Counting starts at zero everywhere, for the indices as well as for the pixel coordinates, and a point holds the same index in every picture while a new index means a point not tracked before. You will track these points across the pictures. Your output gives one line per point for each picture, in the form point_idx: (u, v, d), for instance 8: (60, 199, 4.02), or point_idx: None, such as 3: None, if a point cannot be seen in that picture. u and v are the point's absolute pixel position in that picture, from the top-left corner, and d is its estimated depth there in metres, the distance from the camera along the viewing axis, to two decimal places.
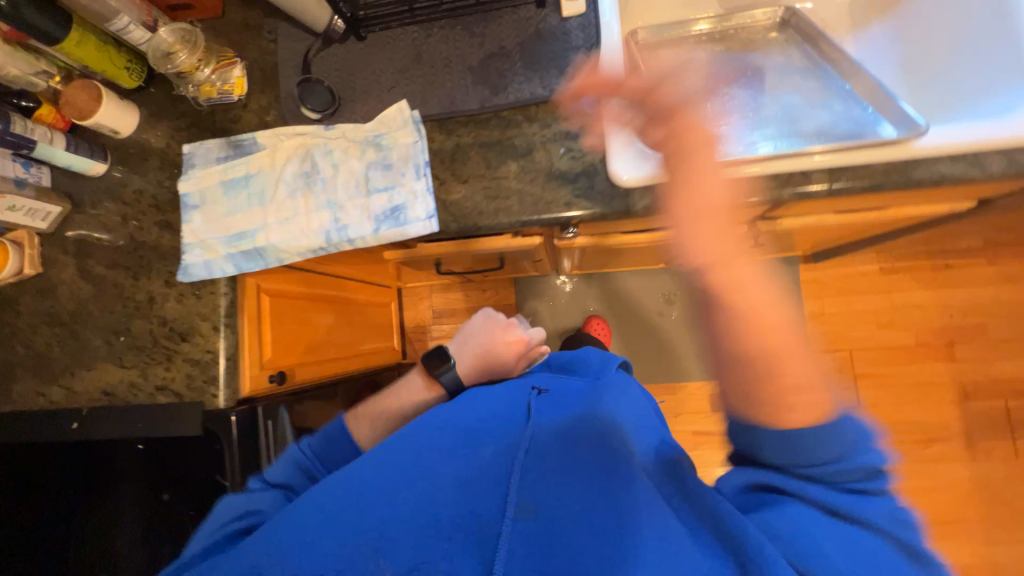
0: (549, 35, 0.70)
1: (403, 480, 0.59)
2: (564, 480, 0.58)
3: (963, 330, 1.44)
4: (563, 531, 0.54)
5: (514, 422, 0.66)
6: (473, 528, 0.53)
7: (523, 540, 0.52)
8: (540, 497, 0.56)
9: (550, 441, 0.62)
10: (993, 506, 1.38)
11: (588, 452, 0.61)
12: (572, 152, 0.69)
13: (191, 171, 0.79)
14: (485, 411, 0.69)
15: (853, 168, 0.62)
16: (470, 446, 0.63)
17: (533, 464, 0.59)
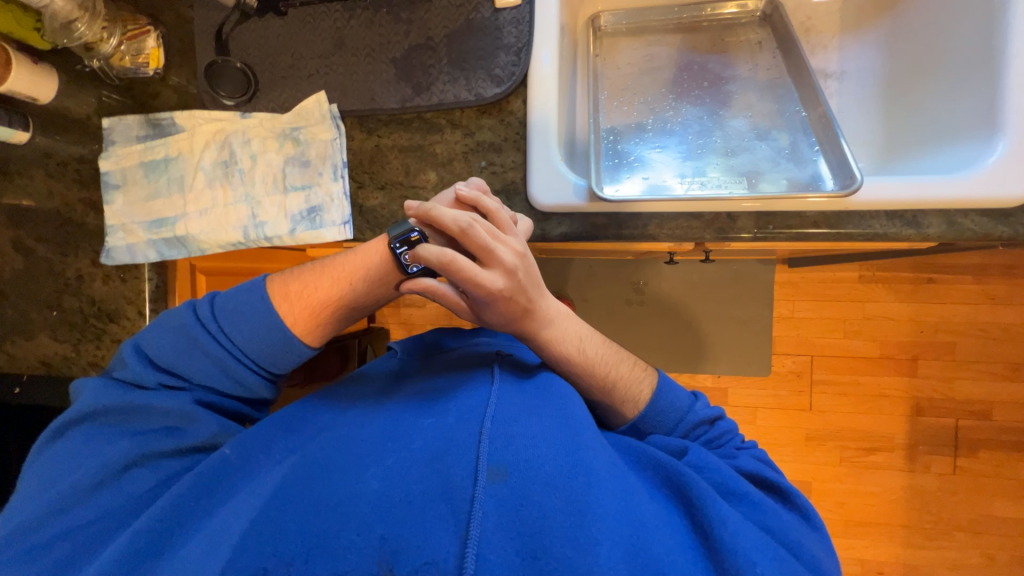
0: (479, 29, 0.63)
1: (357, 453, 0.53)
2: (529, 441, 0.51)
3: (931, 347, 1.41)
4: (532, 497, 0.48)
5: (475, 384, 0.59)
6: (440, 495, 0.48)
7: (493, 508, 0.46)
8: (508, 456, 0.50)
9: (514, 406, 0.55)
10: (920, 514, 1.44)
11: (554, 422, 0.54)
12: (494, 167, 0.64)
13: (111, 149, 0.76)
14: (442, 374, 0.62)
15: (782, 216, 0.58)
16: (429, 414, 0.56)
17: (498, 428, 0.52)
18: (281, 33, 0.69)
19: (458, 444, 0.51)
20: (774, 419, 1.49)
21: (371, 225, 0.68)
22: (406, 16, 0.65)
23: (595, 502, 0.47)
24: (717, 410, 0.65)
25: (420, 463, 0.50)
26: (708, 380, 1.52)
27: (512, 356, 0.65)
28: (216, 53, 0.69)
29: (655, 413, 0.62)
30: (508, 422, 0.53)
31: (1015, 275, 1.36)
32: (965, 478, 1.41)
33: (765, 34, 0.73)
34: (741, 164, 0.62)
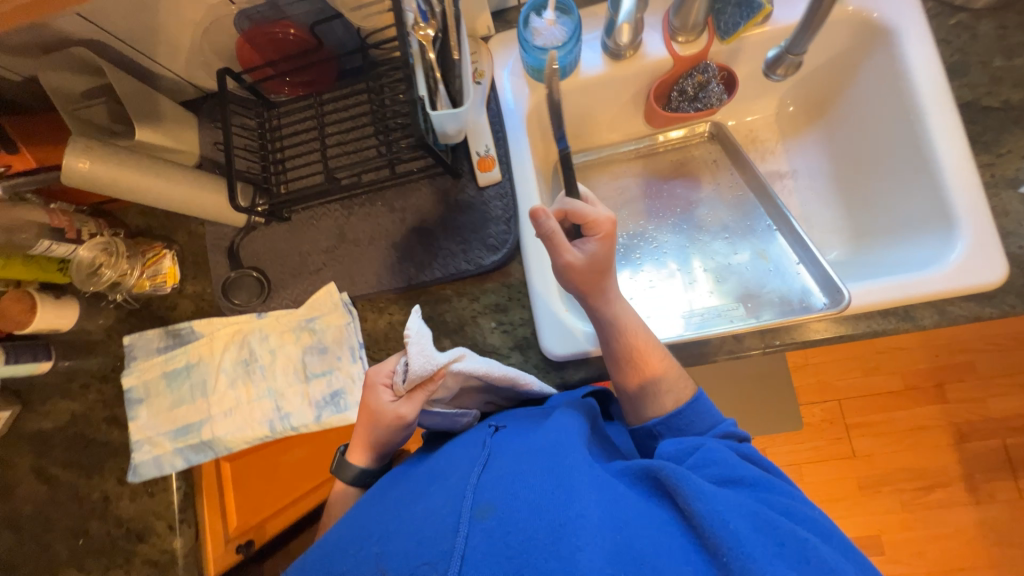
0: (468, 207, 0.70)
1: (354, 526, 0.47)
2: (519, 469, 0.43)
3: (950, 370, 1.40)
4: (525, 527, 0.38)
5: (473, 443, 0.52)
6: (423, 536, 0.40)
7: (483, 545, 0.38)
8: (498, 492, 0.41)
9: (509, 448, 0.47)
10: (1003, 550, 1.35)
11: (551, 446, 0.45)
12: (503, 325, 0.68)
13: (133, 364, 0.78)
14: (454, 441, 0.56)
15: (784, 329, 0.61)
16: (432, 480, 0.48)
17: (488, 473, 0.45)
18: (286, 236, 0.75)
19: (445, 491, 0.44)
20: (822, 473, 1.44)
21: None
22: (399, 205, 0.72)
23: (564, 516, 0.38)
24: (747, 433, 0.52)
25: (413, 522, 0.42)
26: None
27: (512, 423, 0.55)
28: (231, 266, 0.75)
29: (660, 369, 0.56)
30: (502, 459, 0.46)
31: None
32: None
33: (716, 151, 0.81)
34: (733, 290, 0.68)
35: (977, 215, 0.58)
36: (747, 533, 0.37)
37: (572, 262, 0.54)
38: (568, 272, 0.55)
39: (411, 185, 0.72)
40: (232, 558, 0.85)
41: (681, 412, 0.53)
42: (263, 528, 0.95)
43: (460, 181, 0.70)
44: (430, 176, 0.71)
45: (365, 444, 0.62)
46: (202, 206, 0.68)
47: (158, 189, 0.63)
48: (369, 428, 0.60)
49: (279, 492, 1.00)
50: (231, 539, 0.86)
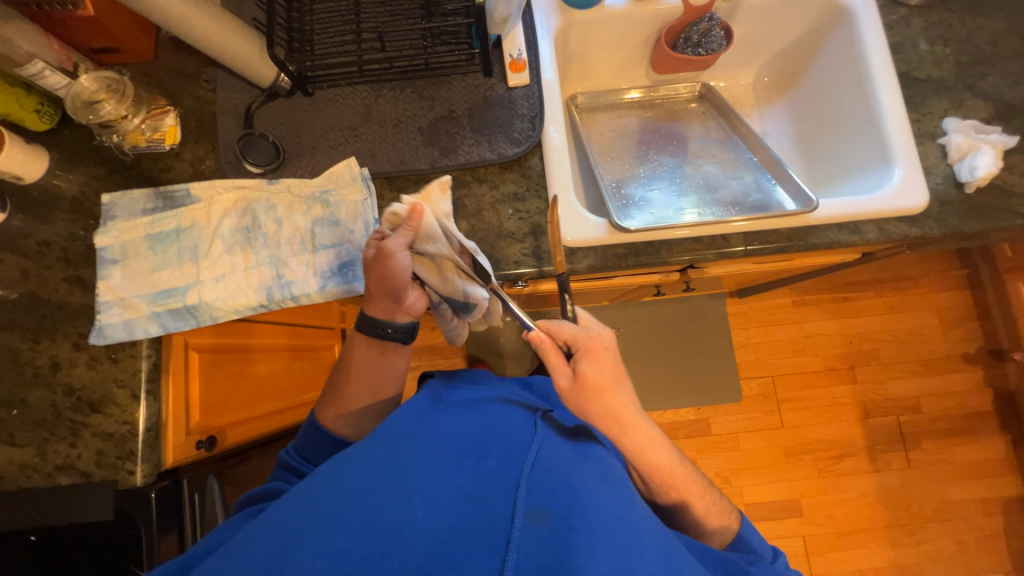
0: (495, 103, 0.75)
1: (388, 475, 0.48)
2: (569, 486, 0.50)
3: (861, 355, 1.64)
4: (575, 544, 0.44)
5: (516, 422, 0.58)
6: (485, 532, 0.43)
7: (535, 550, 0.43)
8: (550, 500, 0.47)
9: (549, 451, 0.54)
10: (896, 513, 1.56)
11: (595, 478, 0.53)
12: (520, 213, 0.72)
13: (110, 223, 0.72)
14: (476, 408, 0.61)
15: (763, 233, 0.72)
16: (471, 451, 0.52)
17: (539, 473, 0.50)
18: (309, 108, 0.75)
19: (491, 476, 0.48)
20: (755, 442, 1.59)
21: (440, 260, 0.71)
22: (429, 94, 0.75)
23: (601, 539, 0.45)
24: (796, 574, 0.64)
25: (460, 495, 0.46)
26: (691, 413, 1.61)
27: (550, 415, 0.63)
28: (244, 128, 0.74)
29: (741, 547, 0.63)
30: (548, 462, 0.52)
31: (902, 287, 1.67)
32: (919, 470, 1.58)
33: (706, 108, 0.94)
34: (720, 194, 0.79)
35: (908, 154, 0.72)
36: None
37: (563, 386, 0.62)
38: (564, 393, 0.62)
39: (442, 78, 0.76)
40: (193, 452, 0.78)
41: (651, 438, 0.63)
42: (223, 433, 0.88)
43: (490, 80, 0.76)
44: (462, 71, 0.75)
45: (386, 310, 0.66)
46: (242, 64, 0.70)
47: (203, 27, 0.64)
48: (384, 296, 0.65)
49: (241, 402, 0.94)
50: (192, 433, 0.79)
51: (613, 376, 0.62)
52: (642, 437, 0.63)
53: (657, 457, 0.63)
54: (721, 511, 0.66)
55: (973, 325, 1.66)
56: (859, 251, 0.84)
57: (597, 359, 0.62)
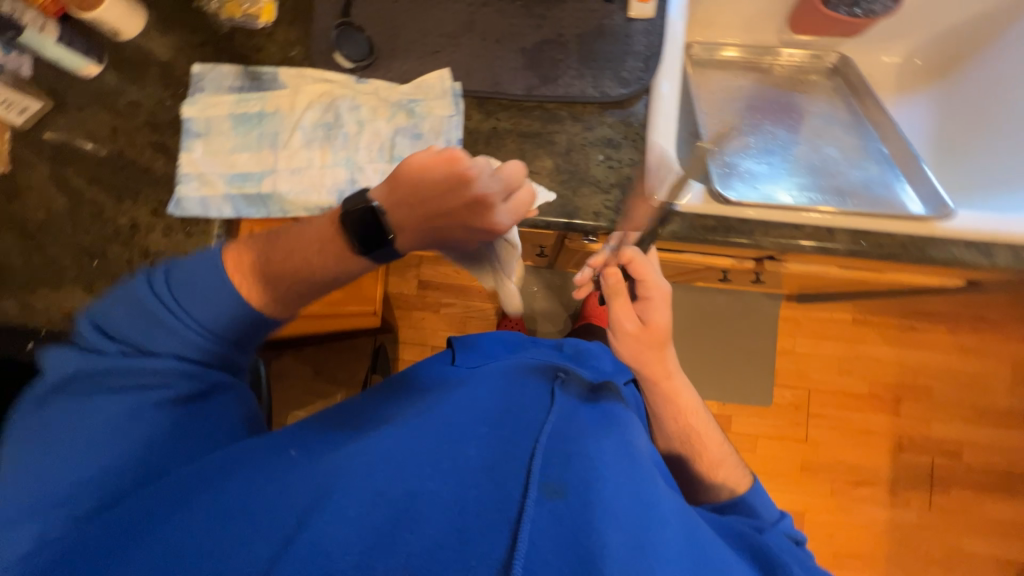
0: (610, 34, 0.67)
1: (400, 442, 0.45)
2: (589, 460, 0.46)
3: (912, 389, 1.55)
4: (594, 522, 0.40)
5: (534, 399, 0.55)
6: (496, 506, 0.40)
7: (550, 526, 0.40)
8: (569, 475, 0.44)
9: (571, 428, 0.50)
10: (901, 549, 1.52)
11: (617, 451, 0.49)
12: (610, 161, 0.67)
13: (198, 95, 0.72)
14: (489, 382, 0.58)
15: (875, 234, 0.64)
16: (484, 422, 0.50)
17: (556, 447, 0.47)
18: (410, 7, 0.70)
19: (503, 450, 0.46)
20: (773, 449, 1.56)
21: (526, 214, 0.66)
22: (540, 12, 0.69)
23: (620, 518, 0.41)
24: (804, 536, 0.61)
25: (473, 468, 0.44)
26: (714, 407, 1.57)
27: (570, 385, 0.60)
28: (339, 16, 0.70)
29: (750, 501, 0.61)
30: (567, 438, 0.49)
31: (980, 329, 1.54)
32: (938, 515, 1.52)
33: (837, 84, 0.83)
34: (835, 180, 0.71)
35: None
36: None
37: (630, 330, 0.69)
38: (622, 334, 0.69)
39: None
40: None
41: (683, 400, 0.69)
42: None
43: (609, 7, 0.68)
44: None
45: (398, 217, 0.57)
46: None
47: None
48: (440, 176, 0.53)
49: None
50: None
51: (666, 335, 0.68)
52: (671, 386, 0.69)
53: (682, 402, 0.69)
54: (737, 473, 0.65)
55: None
56: (973, 275, 0.75)
57: (653, 307, 0.68)
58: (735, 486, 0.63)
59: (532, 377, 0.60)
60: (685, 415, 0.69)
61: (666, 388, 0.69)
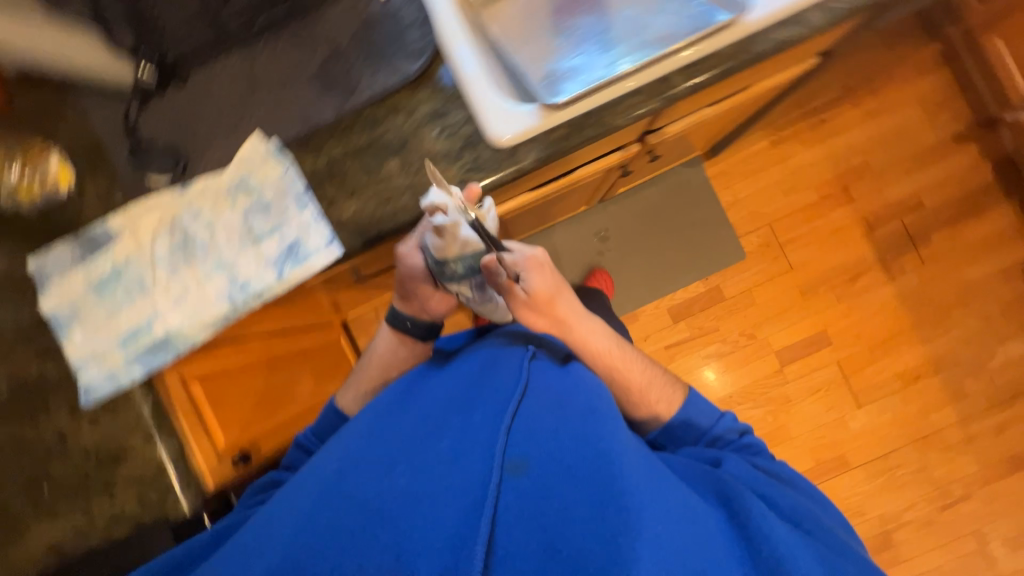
0: (379, 20, 0.67)
1: (391, 449, 0.61)
2: (553, 433, 0.59)
3: (853, 172, 1.60)
4: (552, 487, 0.54)
5: (502, 374, 0.70)
6: (468, 488, 0.54)
7: (513, 495, 0.54)
8: (533, 450, 0.57)
9: (532, 404, 0.63)
10: (921, 311, 1.58)
11: (580, 417, 0.63)
12: (447, 130, 0.67)
13: (48, 286, 0.69)
14: (458, 381, 0.73)
15: (703, 61, 0.66)
16: (462, 415, 0.64)
17: (520, 424, 0.60)
18: (191, 97, 0.68)
19: (481, 440, 0.59)
20: (769, 292, 1.60)
21: (402, 218, 0.67)
22: (307, 36, 0.68)
23: (582, 481, 0.54)
24: (744, 427, 0.78)
25: (449, 455, 0.58)
26: (701, 286, 1.61)
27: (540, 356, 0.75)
28: (130, 142, 0.68)
29: (690, 414, 0.77)
30: (533, 418, 0.62)
31: (877, 88, 1.59)
32: (934, 264, 1.58)
33: None
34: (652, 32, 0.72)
35: None
36: (786, 531, 0.53)
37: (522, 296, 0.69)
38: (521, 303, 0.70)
39: (314, 15, 0.69)
40: (229, 473, 0.80)
41: (638, 387, 0.77)
42: (256, 449, 0.92)
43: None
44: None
45: (407, 305, 0.80)
46: (99, 75, 0.67)
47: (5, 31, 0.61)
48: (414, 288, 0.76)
49: (262, 419, 0.96)
50: (224, 456, 0.81)
51: (555, 290, 0.70)
52: (594, 342, 0.75)
53: (602, 348, 0.76)
54: (677, 395, 0.79)
55: (958, 102, 1.58)
56: (812, 46, 0.78)
57: (538, 280, 0.69)
58: (672, 406, 0.78)
59: (498, 359, 0.75)
60: (615, 365, 0.77)
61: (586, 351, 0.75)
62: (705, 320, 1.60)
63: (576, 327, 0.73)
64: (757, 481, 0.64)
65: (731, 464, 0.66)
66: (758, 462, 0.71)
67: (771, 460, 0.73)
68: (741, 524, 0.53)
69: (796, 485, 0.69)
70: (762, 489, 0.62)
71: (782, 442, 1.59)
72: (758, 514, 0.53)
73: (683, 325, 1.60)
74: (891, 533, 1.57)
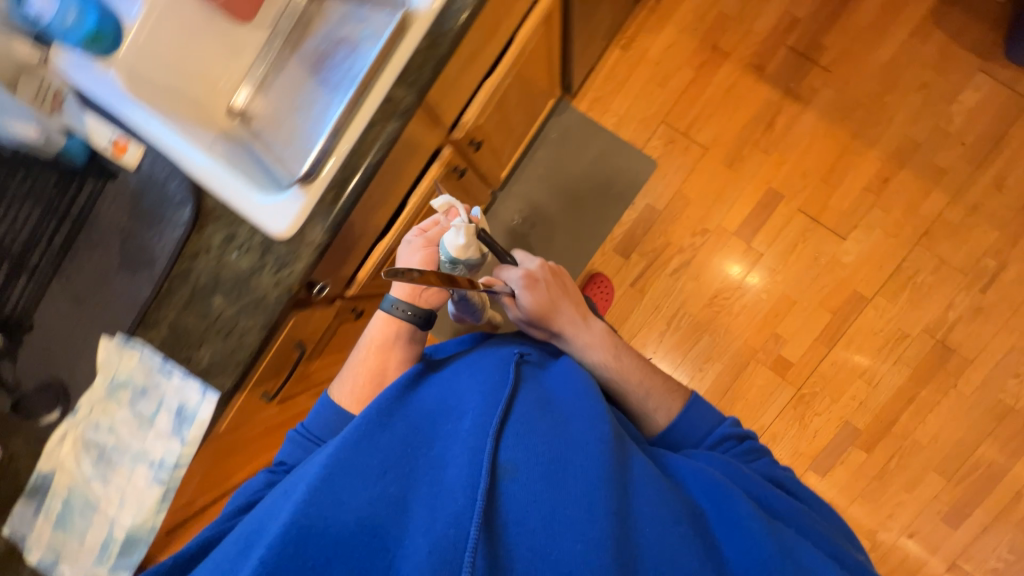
0: (143, 190, 0.73)
1: (367, 459, 0.62)
2: (545, 437, 0.63)
3: (713, 29, 1.53)
4: (543, 489, 0.59)
5: (489, 378, 0.72)
6: (459, 492, 0.58)
7: (507, 500, 0.58)
8: (524, 453, 0.61)
9: (523, 410, 0.66)
10: (853, 116, 1.48)
11: (571, 421, 0.67)
12: (242, 247, 0.71)
13: (25, 542, 0.78)
14: (430, 397, 0.72)
15: (412, 63, 0.67)
16: (455, 424, 0.66)
17: (513, 432, 0.63)
18: (42, 334, 0.75)
19: (470, 447, 0.62)
20: (699, 182, 1.55)
21: (248, 339, 0.71)
22: (97, 236, 0.73)
23: (573, 479, 0.59)
24: (745, 431, 0.85)
25: (443, 470, 0.62)
26: (632, 212, 1.57)
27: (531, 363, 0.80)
28: (14, 400, 0.75)
29: (690, 419, 0.84)
30: (529, 424, 0.64)
31: None
32: (840, 66, 1.48)
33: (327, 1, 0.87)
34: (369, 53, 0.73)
35: None
36: (769, 521, 0.61)
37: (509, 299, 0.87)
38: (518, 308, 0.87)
39: (93, 215, 0.74)
40: None
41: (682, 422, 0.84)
42: None
43: (122, 179, 0.73)
44: (98, 196, 0.73)
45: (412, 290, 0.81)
46: None
47: None
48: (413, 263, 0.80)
49: None
50: None
51: (549, 301, 0.86)
52: (595, 346, 0.87)
53: (616, 363, 0.87)
54: (686, 404, 0.86)
55: None
56: None
57: (532, 291, 0.85)
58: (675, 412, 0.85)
59: (481, 361, 0.77)
60: (620, 368, 0.87)
61: (590, 354, 0.86)
62: (654, 240, 1.56)
63: (574, 330, 0.87)
64: (745, 475, 0.72)
65: (726, 463, 0.73)
66: (763, 465, 0.78)
67: (769, 458, 0.80)
68: (729, 518, 0.61)
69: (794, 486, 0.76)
70: (760, 491, 0.69)
71: (789, 311, 1.52)
72: (755, 517, 0.60)
73: (636, 256, 1.57)
74: (945, 340, 1.46)
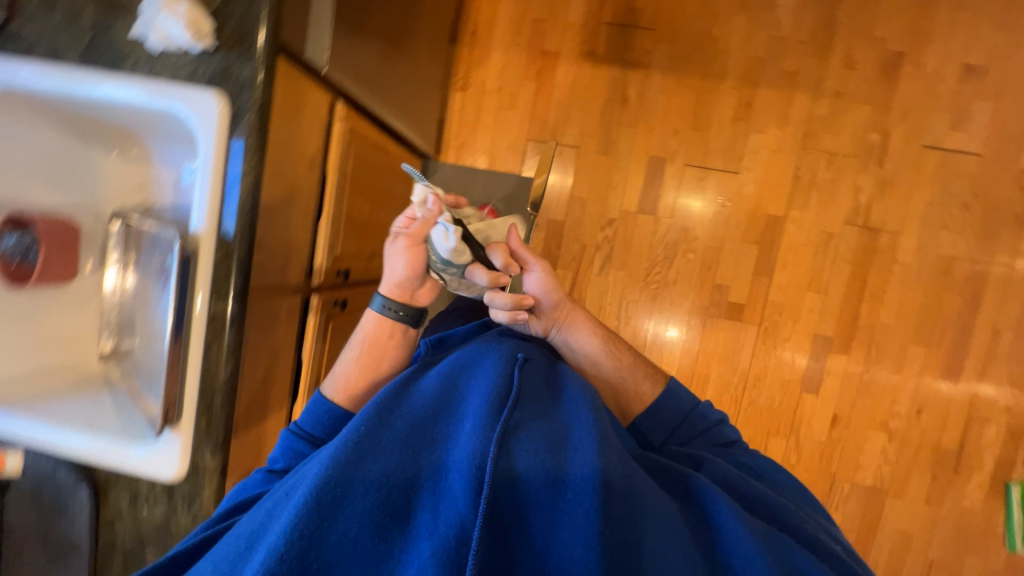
0: (44, 482, 0.76)
1: (371, 459, 0.57)
2: (551, 439, 0.59)
3: (536, 36, 1.55)
4: (545, 492, 0.56)
5: (484, 372, 0.67)
6: (461, 499, 0.54)
7: (507, 496, 0.56)
8: (527, 455, 0.57)
9: (525, 411, 0.62)
10: (695, 59, 1.50)
11: (577, 424, 0.62)
12: (149, 499, 0.74)
13: None
14: (452, 369, 0.69)
15: (220, 275, 0.70)
16: (459, 426, 0.61)
17: (517, 434, 0.59)
18: None
19: (471, 452, 0.57)
20: (586, 178, 1.57)
21: None
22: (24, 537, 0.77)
23: (575, 475, 0.56)
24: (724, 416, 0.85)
25: (440, 473, 0.57)
26: (539, 232, 1.59)
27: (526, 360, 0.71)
28: None
29: (672, 409, 0.82)
30: (534, 426, 0.60)
31: None
32: (663, 19, 1.50)
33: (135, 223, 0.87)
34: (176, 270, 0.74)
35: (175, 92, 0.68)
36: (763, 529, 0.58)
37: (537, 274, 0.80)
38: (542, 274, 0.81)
39: (13, 521, 0.78)
40: None
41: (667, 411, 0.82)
42: None
43: (23, 480, 0.77)
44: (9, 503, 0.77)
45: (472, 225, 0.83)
46: None
47: None
48: (407, 267, 0.76)
49: None
50: None
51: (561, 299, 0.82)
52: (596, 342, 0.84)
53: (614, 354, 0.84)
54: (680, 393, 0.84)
55: None
56: (302, 138, 0.80)
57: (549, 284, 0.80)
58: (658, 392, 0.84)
59: (480, 351, 0.73)
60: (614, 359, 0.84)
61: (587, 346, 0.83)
62: (570, 249, 1.58)
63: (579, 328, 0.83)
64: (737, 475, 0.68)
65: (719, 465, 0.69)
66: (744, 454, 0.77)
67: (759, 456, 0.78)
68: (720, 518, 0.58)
69: (777, 480, 0.74)
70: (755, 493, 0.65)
71: (719, 257, 1.54)
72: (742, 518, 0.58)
73: (561, 271, 1.59)
74: (867, 223, 1.49)
